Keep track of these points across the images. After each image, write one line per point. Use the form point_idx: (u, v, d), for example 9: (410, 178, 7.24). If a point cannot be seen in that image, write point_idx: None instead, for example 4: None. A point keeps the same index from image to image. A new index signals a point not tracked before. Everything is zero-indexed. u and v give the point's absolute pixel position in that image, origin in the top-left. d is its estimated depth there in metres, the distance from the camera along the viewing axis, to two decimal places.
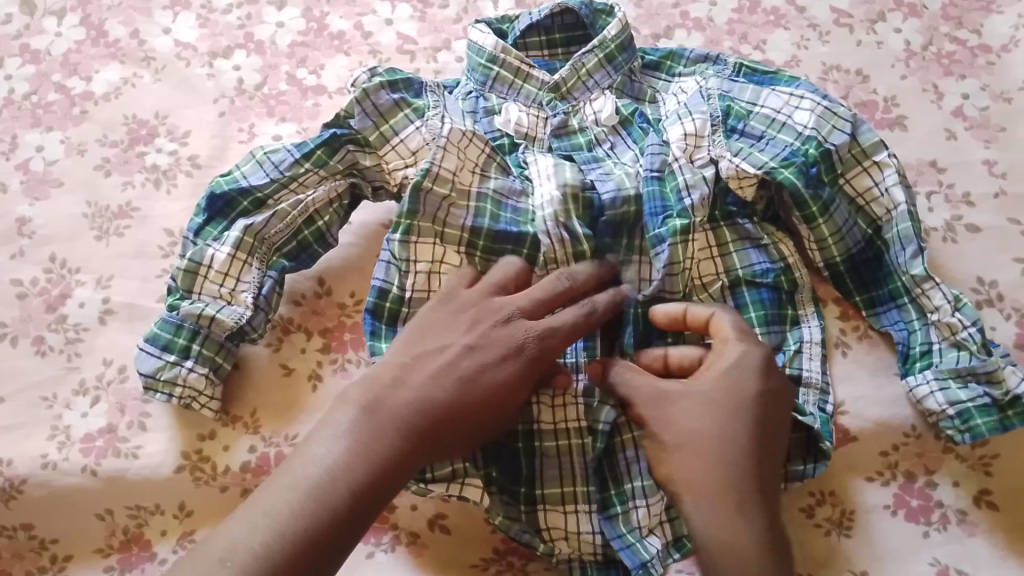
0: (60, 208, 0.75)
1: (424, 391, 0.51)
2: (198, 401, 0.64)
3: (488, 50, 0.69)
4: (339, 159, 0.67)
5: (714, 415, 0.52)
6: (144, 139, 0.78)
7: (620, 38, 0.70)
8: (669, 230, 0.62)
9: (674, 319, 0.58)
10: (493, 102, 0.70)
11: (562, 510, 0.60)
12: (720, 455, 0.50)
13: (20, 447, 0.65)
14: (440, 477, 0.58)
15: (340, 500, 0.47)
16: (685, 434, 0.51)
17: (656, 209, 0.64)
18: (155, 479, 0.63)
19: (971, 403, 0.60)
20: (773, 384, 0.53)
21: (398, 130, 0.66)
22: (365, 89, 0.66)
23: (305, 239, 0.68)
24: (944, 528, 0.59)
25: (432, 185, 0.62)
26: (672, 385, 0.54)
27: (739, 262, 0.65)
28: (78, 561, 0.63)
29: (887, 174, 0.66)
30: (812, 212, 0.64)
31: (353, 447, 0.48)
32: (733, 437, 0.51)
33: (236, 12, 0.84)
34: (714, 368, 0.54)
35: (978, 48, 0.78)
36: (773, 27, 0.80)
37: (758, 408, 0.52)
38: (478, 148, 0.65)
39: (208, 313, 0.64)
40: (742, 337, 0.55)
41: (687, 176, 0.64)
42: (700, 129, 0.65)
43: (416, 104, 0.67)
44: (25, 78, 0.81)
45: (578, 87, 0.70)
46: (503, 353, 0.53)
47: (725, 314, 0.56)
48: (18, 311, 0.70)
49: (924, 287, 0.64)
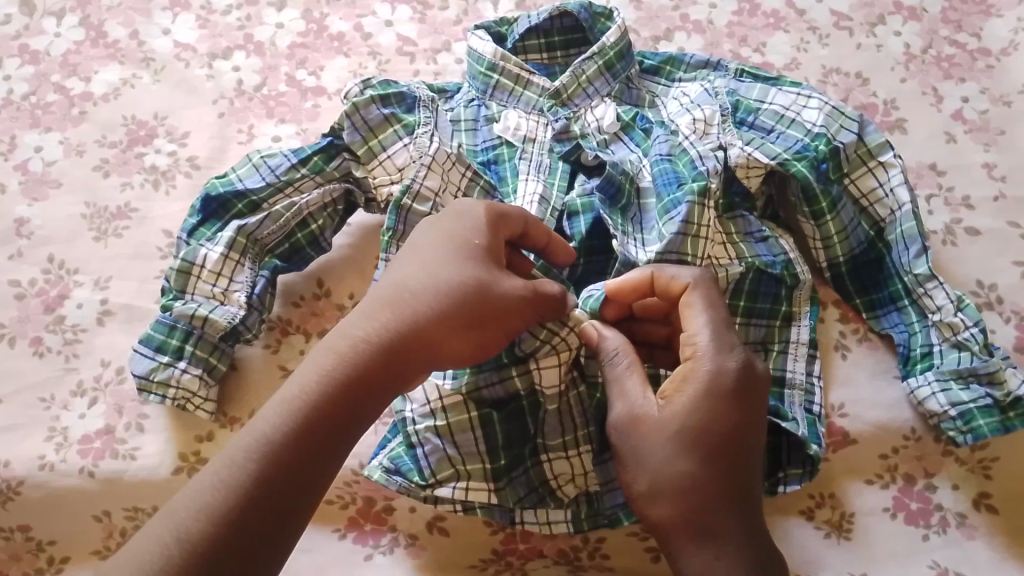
0: (59, 209, 0.74)
1: (366, 316, 0.51)
2: (192, 402, 0.64)
3: (487, 58, 0.69)
4: (335, 167, 0.68)
5: (679, 458, 0.50)
6: (143, 140, 0.77)
7: (619, 45, 0.70)
8: (685, 194, 0.61)
9: (641, 287, 0.57)
10: (494, 109, 0.70)
11: (566, 456, 0.59)
12: (685, 501, 0.50)
13: (17, 448, 0.65)
14: (444, 479, 0.58)
15: (266, 454, 0.45)
16: (652, 476, 0.51)
17: (669, 181, 0.63)
18: (153, 481, 0.63)
19: (973, 404, 0.60)
20: (739, 404, 0.51)
21: (386, 146, 0.66)
22: (354, 103, 0.67)
23: (297, 242, 0.69)
24: (943, 531, 0.59)
25: (412, 202, 0.63)
26: (645, 411, 0.52)
27: (747, 251, 0.64)
28: (75, 562, 0.62)
29: (892, 174, 0.66)
30: (821, 208, 0.65)
31: (297, 386, 0.47)
32: (697, 479, 0.50)
33: (236, 13, 0.84)
34: (683, 397, 0.52)
35: (978, 51, 0.78)
36: (773, 30, 0.80)
37: (723, 442, 0.50)
38: (460, 171, 0.65)
39: (201, 314, 0.64)
40: (712, 354, 0.52)
41: (699, 149, 0.64)
42: (709, 118, 0.66)
43: (406, 120, 0.67)
44: (24, 78, 0.81)
45: (578, 94, 0.69)
46: (435, 275, 0.53)
47: (698, 290, 0.55)
48: (16, 312, 0.70)
49: (927, 287, 0.64)
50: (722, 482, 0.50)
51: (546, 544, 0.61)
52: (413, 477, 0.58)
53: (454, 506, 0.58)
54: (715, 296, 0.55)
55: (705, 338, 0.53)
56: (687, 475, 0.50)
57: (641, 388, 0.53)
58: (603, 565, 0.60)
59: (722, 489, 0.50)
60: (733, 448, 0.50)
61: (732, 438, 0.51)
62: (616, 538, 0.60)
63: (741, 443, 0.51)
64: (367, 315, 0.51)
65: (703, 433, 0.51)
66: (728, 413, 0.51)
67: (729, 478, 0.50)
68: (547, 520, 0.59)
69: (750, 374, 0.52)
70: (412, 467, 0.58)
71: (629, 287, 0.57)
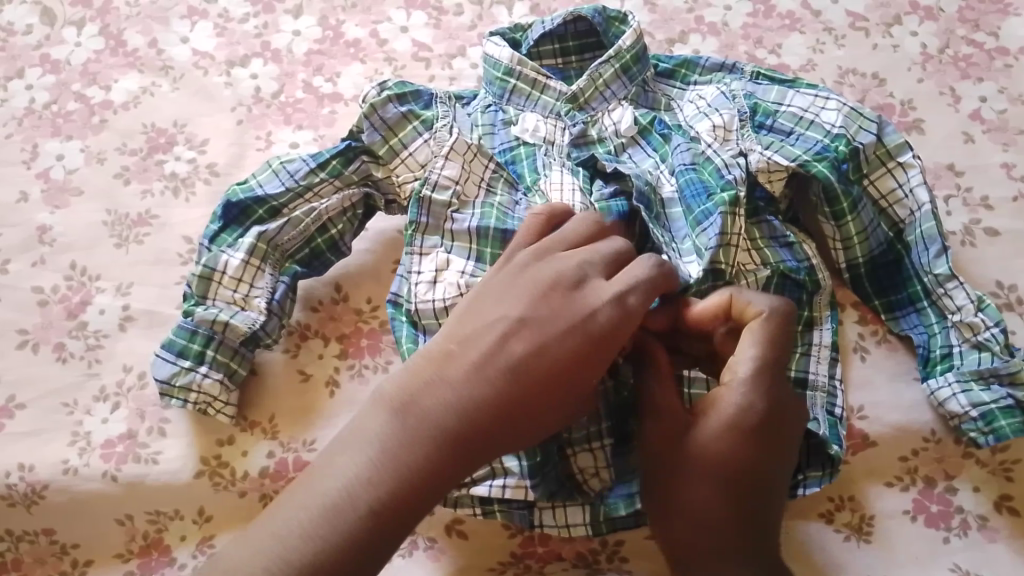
0: (80, 216, 0.75)
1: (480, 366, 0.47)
2: (214, 406, 0.64)
3: (504, 63, 0.70)
4: (354, 170, 0.69)
5: (697, 484, 0.50)
6: (162, 147, 0.78)
7: (634, 49, 0.70)
8: (716, 205, 0.61)
9: (717, 315, 0.54)
10: (511, 114, 0.70)
11: (589, 449, 0.59)
12: (694, 529, 0.50)
13: (41, 453, 0.65)
14: (479, 479, 0.58)
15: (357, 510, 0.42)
16: (670, 499, 0.51)
17: (698, 192, 0.63)
18: (174, 485, 0.64)
19: (994, 405, 0.60)
20: (761, 437, 0.50)
21: (407, 143, 0.67)
22: (372, 104, 0.68)
23: (317, 247, 0.70)
24: (965, 533, 0.59)
25: (432, 193, 0.64)
26: (675, 430, 0.52)
27: (772, 256, 0.64)
28: (99, 565, 0.63)
29: (912, 174, 0.66)
30: (842, 209, 0.64)
31: (376, 449, 0.44)
32: (709, 508, 0.49)
33: (253, 21, 0.85)
34: (710, 424, 0.51)
35: (996, 51, 0.77)
36: (788, 31, 0.80)
37: (742, 475, 0.49)
38: (483, 164, 0.67)
39: (222, 319, 0.65)
40: (745, 387, 0.51)
41: (723, 157, 0.64)
42: (728, 123, 0.66)
43: (424, 115, 0.68)
44: (45, 87, 0.82)
45: (596, 98, 0.69)
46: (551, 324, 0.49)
47: (772, 319, 0.52)
48: (39, 318, 0.71)
49: (946, 288, 0.64)
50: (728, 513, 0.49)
51: (564, 547, 0.61)
52: None
53: (473, 510, 0.59)
54: (785, 331, 0.52)
55: (745, 368, 0.51)
56: (694, 500, 0.50)
57: (675, 406, 0.52)
58: (621, 567, 0.60)
59: (727, 519, 0.49)
60: (744, 480, 0.50)
61: (746, 471, 0.50)
62: (635, 540, 0.60)
63: (755, 477, 0.50)
64: (476, 365, 0.47)
65: (716, 461, 0.50)
66: (744, 446, 0.50)
67: (735, 509, 0.49)
68: (566, 523, 0.59)
69: (781, 412, 0.51)
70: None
71: (706, 316, 0.55)
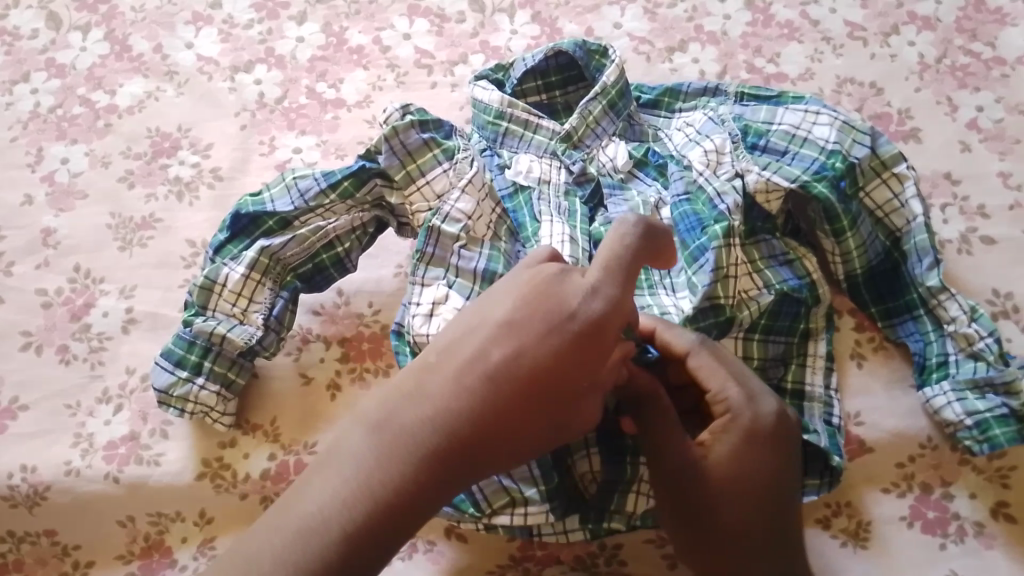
0: (85, 219, 0.76)
1: (452, 389, 0.44)
2: (210, 415, 0.65)
3: (494, 107, 0.70)
4: (367, 192, 0.67)
5: (732, 507, 0.50)
6: (167, 152, 0.79)
7: (619, 84, 0.70)
8: (710, 239, 0.61)
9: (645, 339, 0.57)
10: (505, 157, 0.70)
11: (587, 455, 0.60)
12: (744, 548, 0.50)
13: (45, 454, 0.66)
14: (500, 508, 0.57)
15: (332, 544, 0.40)
16: (710, 524, 0.50)
17: (692, 225, 0.63)
18: (177, 486, 0.64)
19: (988, 413, 0.60)
20: (778, 446, 0.52)
21: (425, 171, 0.65)
22: (394, 126, 0.65)
23: (322, 262, 0.69)
24: (961, 540, 0.59)
25: (442, 223, 0.62)
26: (696, 459, 0.51)
27: (773, 277, 0.63)
28: (100, 566, 0.64)
29: (906, 185, 0.66)
30: (842, 226, 0.64)
31: (349, 481, 0.42)
32: (748, 527, 0.50)
33: (257, 27, 0.85)
34: (729, 442, 0.52)
35: (993, 61, 0.78)
36: (787, 40, 0.81)
37: (771, 484, 0.51)
38: (491, 205, 0.65)
39: (219, 332, 0.65)
40: (747, 403, 0.52)
41: (716, 185, 0.64)
42: (721, 147, 0.66)
43: (445, 144, 0.66)
44: (50, 91, 0.83)
45: (588, 135, 0.70)
46: (530, 336, 0.45)
47: (702, 350, 0.55)
48: (43, 320, 0.72)
49: (939, 298, 0.64)
50: (772, 526, 0.51)
51: (563, 551, 0.61)
52: (470, 508, 0.57)
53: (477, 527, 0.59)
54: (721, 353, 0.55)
55: (734, 392, 0.53)
56: (733, 519, 0.50)
57: (677, 436, 0.52)
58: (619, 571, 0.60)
59: (773, 530, 0.51)
60: (777, 489, 0.51)
61: (771, 481, 0.51)
62: (634, 543, 0.61)
63: (780, 483, 0.51)
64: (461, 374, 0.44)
65: (745, 478, 0.51)
66: (763, 462, 0.51)
67: (773, 519, 0.51)
68: (563, 528, 0.59)
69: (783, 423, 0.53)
70: (465, 498, 0.57)
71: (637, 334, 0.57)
